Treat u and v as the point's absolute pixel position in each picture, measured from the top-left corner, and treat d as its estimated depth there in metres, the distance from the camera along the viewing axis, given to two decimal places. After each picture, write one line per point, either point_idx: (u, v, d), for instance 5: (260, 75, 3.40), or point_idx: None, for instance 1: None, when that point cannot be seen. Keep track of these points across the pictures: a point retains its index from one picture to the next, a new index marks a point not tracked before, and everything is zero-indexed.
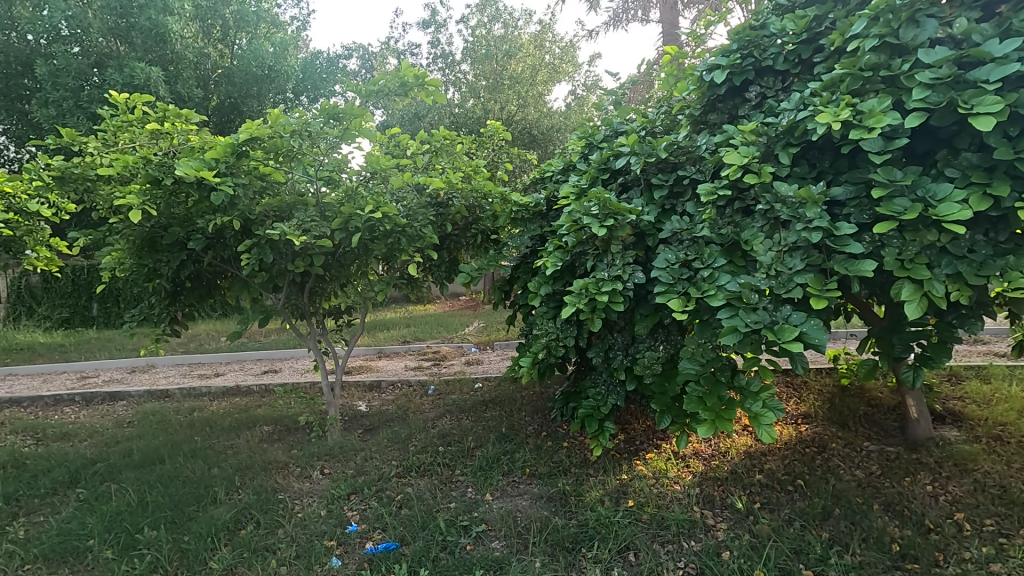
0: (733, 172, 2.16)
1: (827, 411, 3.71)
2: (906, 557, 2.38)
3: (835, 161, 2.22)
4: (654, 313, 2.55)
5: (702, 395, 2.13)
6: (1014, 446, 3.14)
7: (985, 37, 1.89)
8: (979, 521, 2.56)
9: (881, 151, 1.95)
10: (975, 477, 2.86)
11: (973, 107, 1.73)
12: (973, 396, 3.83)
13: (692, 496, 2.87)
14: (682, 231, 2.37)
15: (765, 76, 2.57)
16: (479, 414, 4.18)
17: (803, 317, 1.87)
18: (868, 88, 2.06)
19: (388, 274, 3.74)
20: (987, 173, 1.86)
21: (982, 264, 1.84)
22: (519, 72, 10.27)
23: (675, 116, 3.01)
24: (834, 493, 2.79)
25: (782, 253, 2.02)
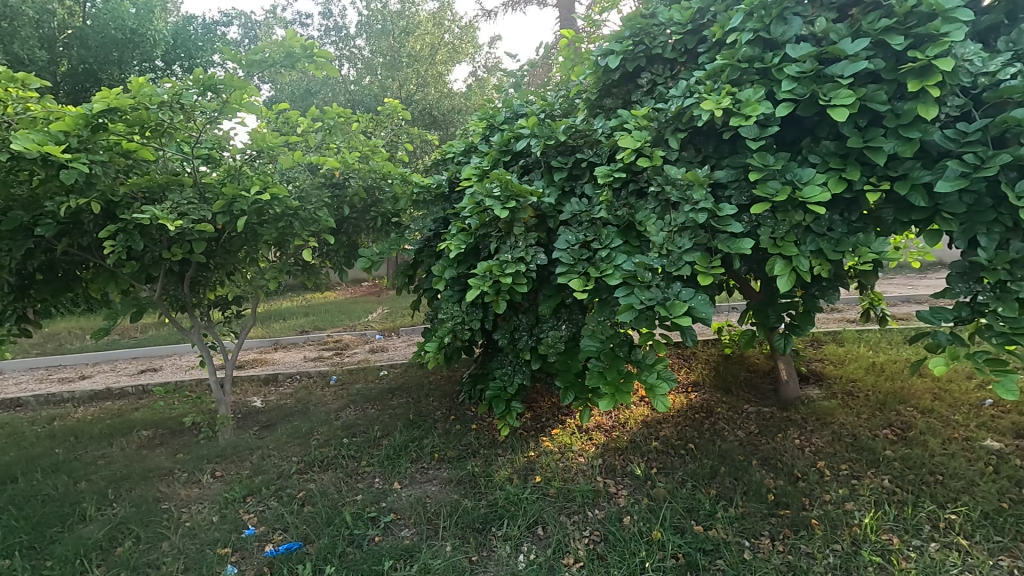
0: (627, 155, 2.25)
1: (714, 378, 4.05)
2: (780, 505, 2.66)
3: (718, 147, 2.37)
4: (556, 294, 2.60)
5: (602, 370, 2.20)
6: (862, 399, 3.59)
7: (840, 36, 2.07)
8: (836, 467, 2.91)
9: (757, 137, 2.10)
10: (833, 429, 3.25)
11: (831, 99, 1.92)
12: (831, 357, 4.36)
13: (595, 467, 3.01)
14: (581, 212, 2.43)
15: (655, 64, 2.67)
16: (386, 403, 4.08)
17: (692, 293, 2.00)
18: (745, 79, 2.21)
19: (281, 260, 3.50)
20: (842, 159, 2.07)
21: (838, 242, 2.06)
22: (418, 50, 9.97)
23: (573, 100, 3.07)
24: (720, 453, 3.05)
25: (672, 234, 2.12)
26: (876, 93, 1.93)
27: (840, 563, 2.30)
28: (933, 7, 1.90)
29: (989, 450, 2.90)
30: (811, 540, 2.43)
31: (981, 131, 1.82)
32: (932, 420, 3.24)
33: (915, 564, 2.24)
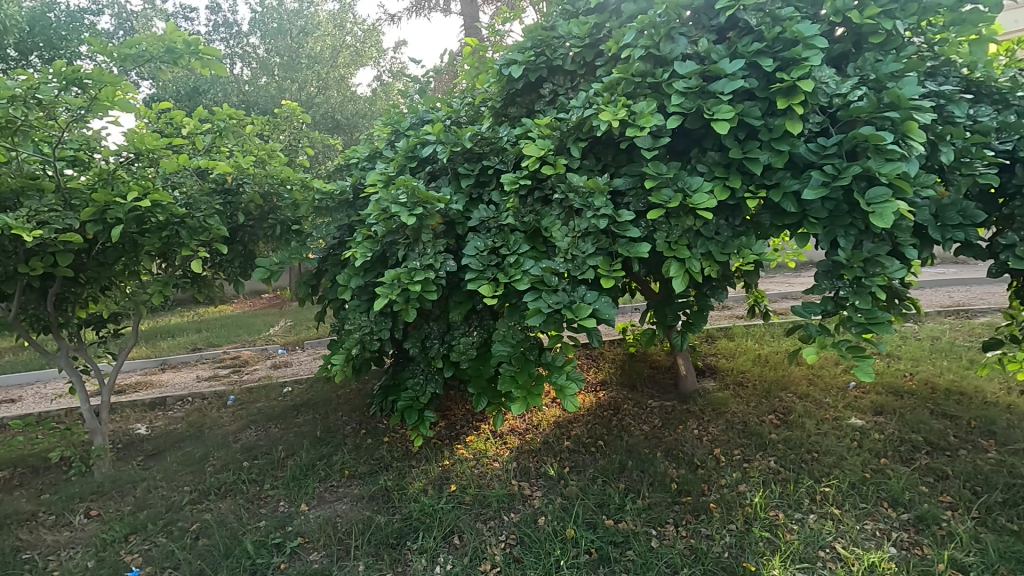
0: (532, 163, 2.30)
1: (620, 376, 4.24)
2: (682, 492, 2.82)
3: (616, 156, 2.50)
4: (466, 300, 2.60)
5: (513, 374, 2.23)
6: (750, 389, 3.91)
7: (720, 56, 2.26)
8: (730, 452, 3.14)
9: (650, 147, 2.24)
10: (726, 418, 3.51)
11: (713, 114, 2.08)
12: (723, 351, 4.72)
13: (510, 470, 3.05)
14: (489, 219, 2.45)
15: (556, 75, 2.76)
16: (290, 421, 3.85)
17: (596, 295, 2.08)
18: (639, 92, 2.34)
19: (167, 272, 3.20)
20: (725, 169, 2.25)
21: (724, 245, 2.24)
22: (317, 52, 9.61)
23: (478, 108, 3.10)
24: (627, 448, 3.19)
25: (576, 239, 2.20)
26: (752, 109, 2.12)
27: (735, 542, 2.48)
28: (796, 34, 2.12)
29: (854, 427, 3.27)
30: (710, 523, 2.60)
31: (838, 145, 2.06)
32: (808, 403, 3.60)
33: (798, 535, 2.47)
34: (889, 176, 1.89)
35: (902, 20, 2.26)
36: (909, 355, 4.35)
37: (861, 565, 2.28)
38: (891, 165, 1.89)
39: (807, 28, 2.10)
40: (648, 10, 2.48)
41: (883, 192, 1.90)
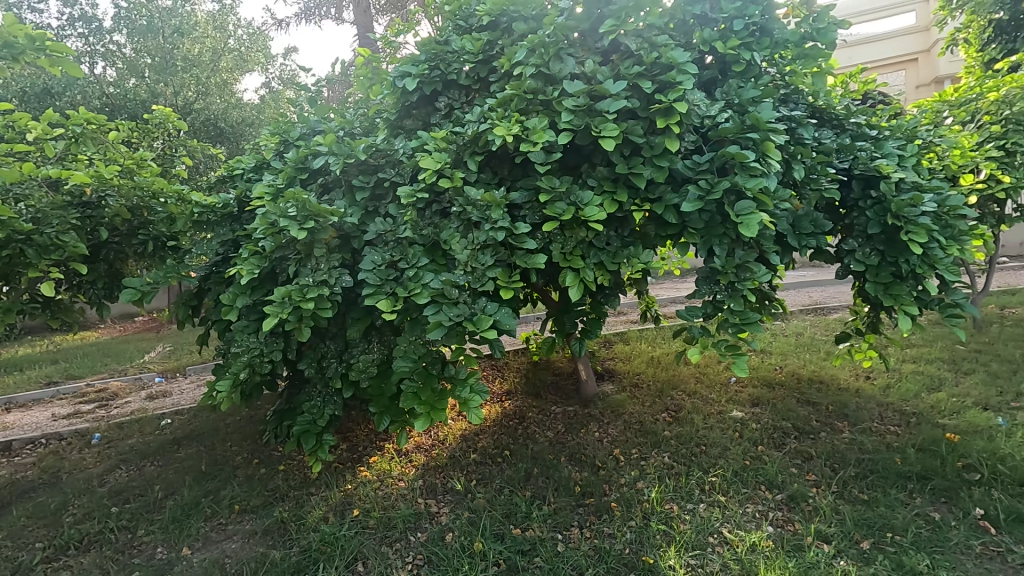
0: (428, 176, 2.29)
1: (525, 385, 4.33)
2: (585, 494, 2.92)
3: (512, 170, 2.55)
4: (365, 316, 2.52)
5: (416, 390, 2.18)
6: (645, 389, 4.15)
7: (605, 77, 2.39)
8: (629, 452, 3.30)
9: (544, 162, 2.31)
10: (624, 419, 3.69)
11: (600, 131, 2.20)
12: (620, 355, 4.98)
13: (416, 489, 2.98)
14: (386, 232, 2.40)
15: (451, 89, 2.78)
16: (170, 456, 3.50)
17: (496, 306, 2.11)
18: (531, 109, 2.42)
19: (10, 297, 2.79)
20: (613, 183, 2.38)
21: (615, 254, 2.36)
22: (195, 54, 8.93)
23: (373, 119, 3.04)
24: (533, 455, 3.25)
25: (476, 251, 2.21)
26: (635, 128, 2.26)
27: (635, 537, 2.60)
28: (670, 60, 2.31)
29: (735, 419, 3.57)
30: (612, 521, 2.71)
31: (710, 162, 2.25)
32: (695, 400, 3.89)
33: (690, 524, 2.64)
34: (753, 190, 2.10)
35: (759, 53, 2.53)
36: (778, 351, 4.84)
37: (745, 545, 2.48)
38: (754, 181, 2.10)
39: (680, 55, 2.29)
40: (538, 30, 2.58)
41: (749, 205, 2.11)
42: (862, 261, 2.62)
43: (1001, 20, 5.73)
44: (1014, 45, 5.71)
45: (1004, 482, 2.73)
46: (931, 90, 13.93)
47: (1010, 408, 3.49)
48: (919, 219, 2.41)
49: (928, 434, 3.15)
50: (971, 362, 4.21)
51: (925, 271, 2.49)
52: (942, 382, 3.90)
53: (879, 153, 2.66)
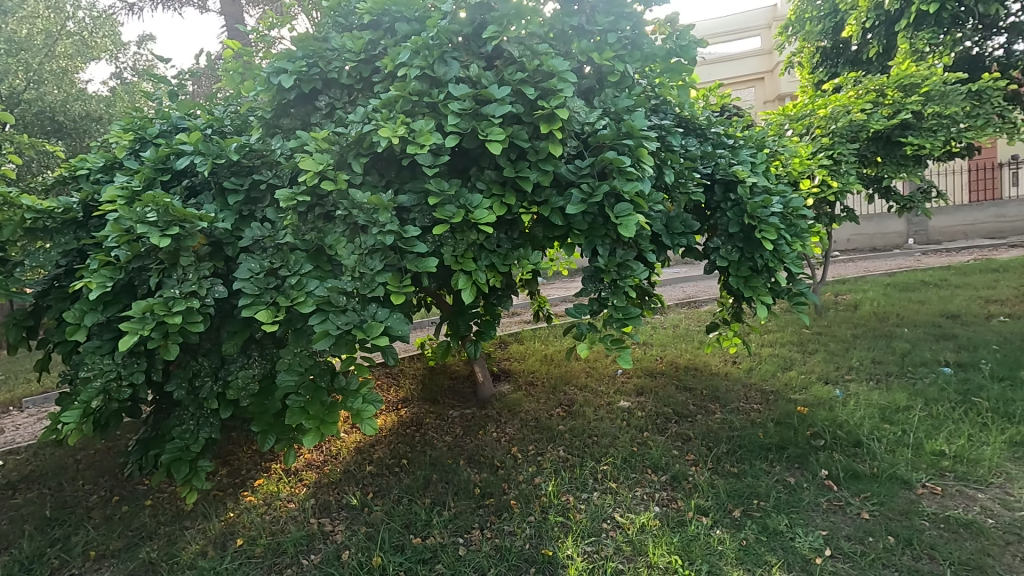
0: (309, 178, 2.18)
1: (421, 391, 4.27)
2: (485, 495, 2.93)
3: (399, 172, 2.49)
4: (243, 329, 2.33)
5: (304, 405, 2.06)
6: (540, 387, 4.26)
7: (490, 82, 2.42)
8: (526, 449, 3.37)
9: (432, 165, 2.30)
10: (521, 417, 3.76)
11: (487, 135, 2.23)
12: (515, 355, 5.08)
13: (307, 509, 2.82)
14: (263, 238, 2.24)
15: (332, 88, 2.66)
16: (3, 504, 3.00)
17: (387, 312, 2.06)
18: (417, 111, 2.39)
19: None
20: (501, 186, 2.41)
21: (506, 256, 2.41)
22: (22, 36, 7.70)
23: (246, 117, 2.82)
24: (432, 462, 3.21)
25: (363, 256, 2.14)
26: (520, 132, 2.32)
27: (534, 532, 2.66)
28: (551, 68, 2.40)
29: (623, 408, 3.79)
30: (512, 519, 2.75)
31: (590, 166, 2.37)
32: (586, 394, 4.07)
33: (585, 513, 2.76)
34: (630, 193, 2.25)
35: (631, 66, 2.72)
36: (658, 342, 5.22)
37: (635, 527, 2.63)
38: (631, 184, 2.25)
39: (559, 63, 2.39)
40: (421, 32, 2.56)
41: (627, 207, 2.26)
42: (726, 258, 2.91)
43: (825, 48, 6.70)
44: (836, 69, 6.67)
45: (843, 444, 3.16)
46: (775, 105, 15.81)
47: (845, 380, 4.06)
48: (769, 219, 2.72)
49: (784, 409, 3.56)
50: (814, 343, 4.83)
51: (776, 265, 2.82)
52: (793, 362, 4.44)
53: (736, 160, 2.97)
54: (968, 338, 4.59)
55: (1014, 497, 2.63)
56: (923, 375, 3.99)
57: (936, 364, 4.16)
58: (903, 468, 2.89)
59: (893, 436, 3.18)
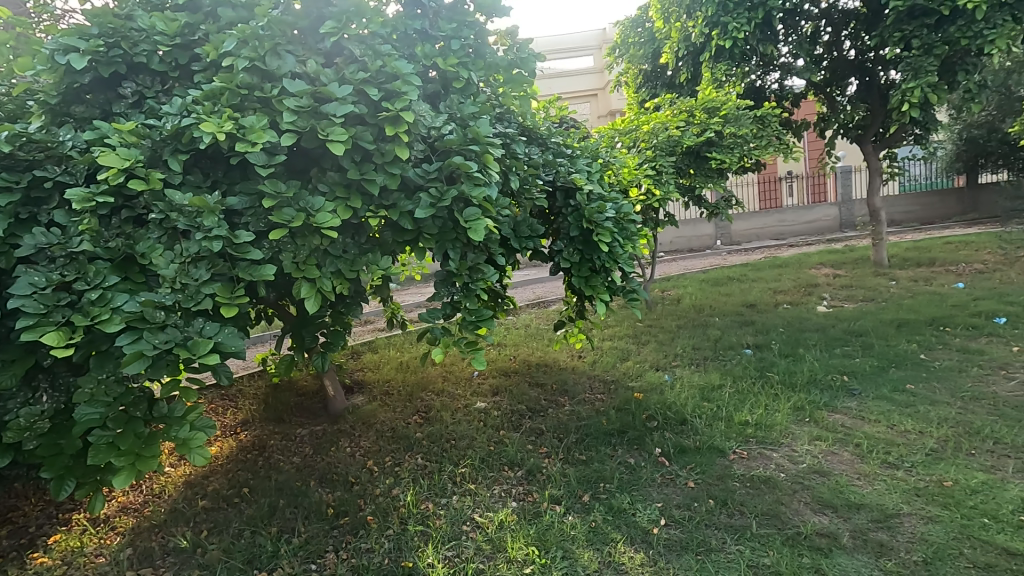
0: (112, 175, 1.88)
1: (264, 411, 3.93)
2: (339, 515, 2.78)
3: (228, 172, 2.26)
4: (25, 356, 1.93)
5: (112, 440, 1.76)
6: (395, 395, 4.16)
7: (330, 79, 2.30)
8: (382, 461, 3.26)
9: (266, 164, 2.12)
10: (376, 429, 3.63)
11: (328, 135, 2.12)
12: (368, 365, 4.90)
13: (122, 562, 2.45)
14: (51, 246, 1.88)
15: (140, 74, 2.34)
16: None
17: (217, 327, 1.85)
18: (246, 105, 2.19)
19: None
20: (346, 189, 2.31)
21: (353, 262, 2.31)
22: None
23: (23, 101, 2.35)
24: (277, 487, 2.96)
25: (185, 264, 1.91)
26: (364, 134, 2.24)
27: (393, 545, 2.58)
28: (395, 69, 2.36)
29: (479, 410, 3.86)
30: (369, 536, 2.64)
31: (438, 171, 2.37)
32: (443, 398, 4.06)
33: (444, 518, 2.75)
34: (477, 198, 2.29)
35: (474, 73, 2.78)
36: (511, 342, 5.40)
37: (493, 525, 2.68)
38: (478, 189, 2.29)
39: (403, 65, 2.36)
40: (250, 20, 2.35)
41: (476, 211, 2.30)
42: (568, 259, 3.11)
43: (646, 70, 7.52)
44: (656, 91, 7.52)
45: (672, 423, 3.55)
46: (607, 120, 17.34)
47: (672, 366, 4.57)
48: (604, 223, 2.97)
49: (623, 396, 3.91)
50: (646, 335, 5.37)
51: (611, 265, 3.09)
52: (629, 353, 4.89)
53: (574, 169, 3.19)
54: (763, 323, 5.45)
55: (799, 452, 3.17)
56: (730, 357, 4.65)
57: (740, 346, 4.88)
58: (718, 439, 3.33)
59: (710, 412, 3.66)
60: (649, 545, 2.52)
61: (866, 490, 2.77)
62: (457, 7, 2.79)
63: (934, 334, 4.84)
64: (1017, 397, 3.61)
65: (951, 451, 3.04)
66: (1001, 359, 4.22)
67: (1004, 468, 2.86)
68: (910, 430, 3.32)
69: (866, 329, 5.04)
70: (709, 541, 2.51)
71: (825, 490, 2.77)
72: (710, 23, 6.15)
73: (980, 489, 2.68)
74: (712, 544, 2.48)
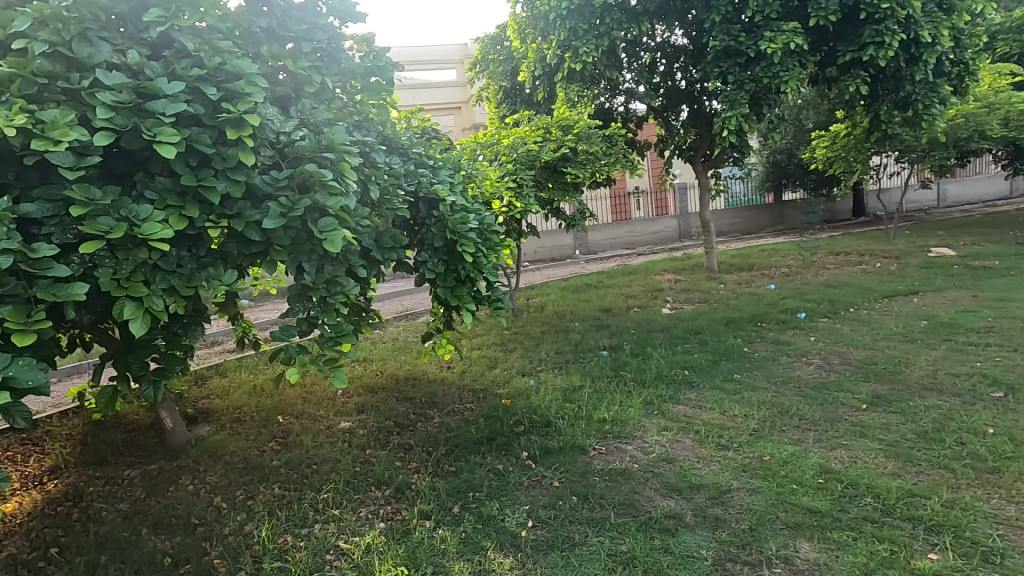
0: None
1: (81, 454, 3.38)
2: (178, 563, 2.46)
3: (23, 173, 1.91)
4: None
5: None
6: (248, 423, 3.80)
7: (156, 74, 2.05)
8: (232, 496, 2.95)
9: (75, 166, 1.83)
10: (225, 461, 3.28)
11: (155, 135, 1.89)
12: (216, 391, 4.42)
13: None
14: None
15: None
16: None
17: (7, 359, 1.55)
18: (47, 97, 1.88)
19: None
20: (179, 196, 2.07)
21: (190, 277, 2.08)
22: None
23: None
24: (98, 542, 2.55)
25: None
26: (200, 136, 2.03)
27: None
28: (236, 68, 2.17)
29: (344, 430, 3.67)
30: None
31: (289, 178, 2.21)
32: (303, 421, 3.80)
33: (305, 550, 2.56)
34: (334, 208, 2.17)
35: (328, 78, 2.66)
36: (377, 357, 5.23)
37: (360, 549, 2.56)
38: (334, 199, 2.18)
39: (246, 64, 2.18)
40: None
41: (332, 222, 2.17)
42: (433, 270, 3.11)
43: (506, 87, 7.81)
44: (515, 107, 7.85)
45: (537, 426, 3.69)
46: (471, 133, 17.73)
47: (537, 371, 4.75)
48: (467, 234, 3.01)
49: (491, 404, 3.98)
50: (512, 342, 5.53)
51: (476, 275, 3.13)
52: (496, 360, 4.99)
53: (436, 180, 3.18)
54: (617, 326, 5.90)
55: (649, 443, 3.47)
56: (589, 358, 4.96)
57: (598, 348, 5.22)
58: (579, 437, 3.52)
59: (572, 412, 3.86)
60: (518, 548, 2.58)
61: (704, 471, 3.11)
62: (308, 8, 2.65)
63: (753, 329, 5.60)
64: (814, 379, 4.30)
65: (768, 429, 3.53)
66: (802, 348, 5.01)
67: (806, 440, 3.39)
68: (737, 414, 3.79)
69: (701, 327, 5.68)
70: (572, 536, 2.63)
71: (671, 475, 3.06)
72: (562, 46, 6.54)
73: (790, 460, 3.14)
74: (575, 539, 2.61)
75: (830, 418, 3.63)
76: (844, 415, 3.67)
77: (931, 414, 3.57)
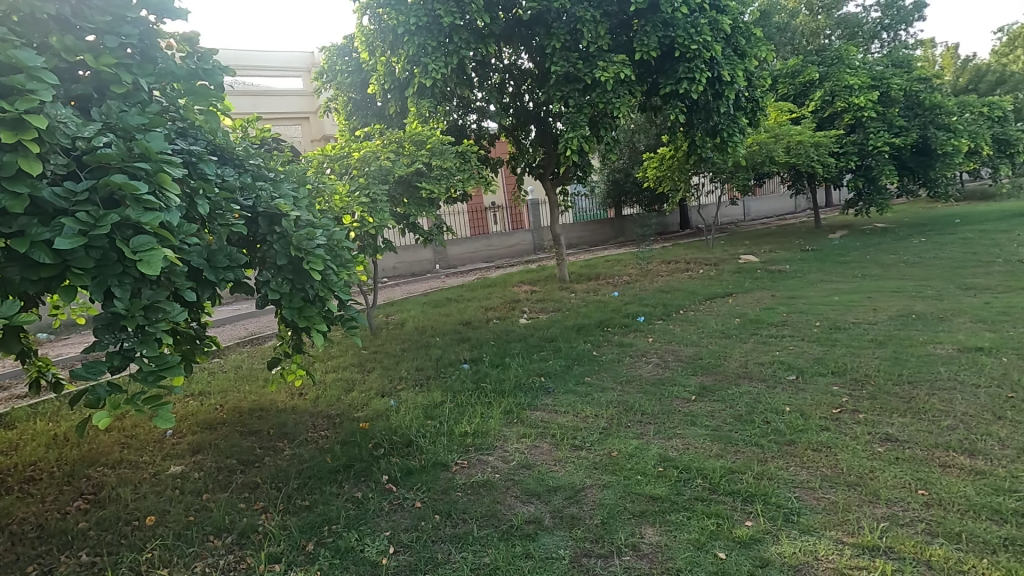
0: None
1: None
2: None
3: None
4: None
5: None
6: (45, 481, 3.19)
7: None
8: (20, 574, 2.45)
9: None
10: (10, 532, 2.72)
11: None
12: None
13: None
14: None
15: None
16: None
17: None
18: None
19: None
20: None
21: None
22: None
23: None
24: None
25: None
26: None
27: None
28: (13, 59, 1.82)
29: (174, 475, 3.23)
30: None
31: (89, 192, 1.91)
32: (121, 471, 3.28)
33: None
34: (150, 225, 1.90)
35: (143, 78, 2.35)
36: (216, 389, 4.71)
37: None
38: (151, 215, 1.91)
39: (28, 56, 1.84)
40: None
41: (150, 241, 1.90)
42: (277, 289, 2.85)
43: (355, 99, 7.61)
44: (366, 120, 7.67)
45: (398, 447, 3.58)
46: (321, 144, 16.95)
47: (397, 390, 4.62)
48: (314, 251, 2.83)
49: (348, 429, 3.79)
50: (371, 361, 5.34)
51: (325, 293, 2.95)
52: (354, 382, 4.78)
53: (277, 194, 2.96)
54: (477, 338, 5.98)
55: (509, 452, 3.55)
56: (450, 373, 4.95)
57: (458, 362, 5.24)
58: (441, 454, 3.49)
59: (433, 429, 3.81)
60: None
61: (560, 473, 3.26)
62: None
63: (601, 334, 6.04)
64: (653, 376, 4.76)
65: (615, 426, 3.82)
66: (642, 348, 5.53)
67: (648, 432, 3.73)
68: (589, 414, 4.05)
69: (556, 335, 5.99)
70: (435, 556, 2.59)
71: (530, 481, 3.16)
72: (411, 61, 6.52)
73: (635, 453, 3.42)
74: (438, 559, 2.56)
75: (666, 411, 4.03)
76: (678, 407, 4.10)
77: (744, 399, 4.14)
